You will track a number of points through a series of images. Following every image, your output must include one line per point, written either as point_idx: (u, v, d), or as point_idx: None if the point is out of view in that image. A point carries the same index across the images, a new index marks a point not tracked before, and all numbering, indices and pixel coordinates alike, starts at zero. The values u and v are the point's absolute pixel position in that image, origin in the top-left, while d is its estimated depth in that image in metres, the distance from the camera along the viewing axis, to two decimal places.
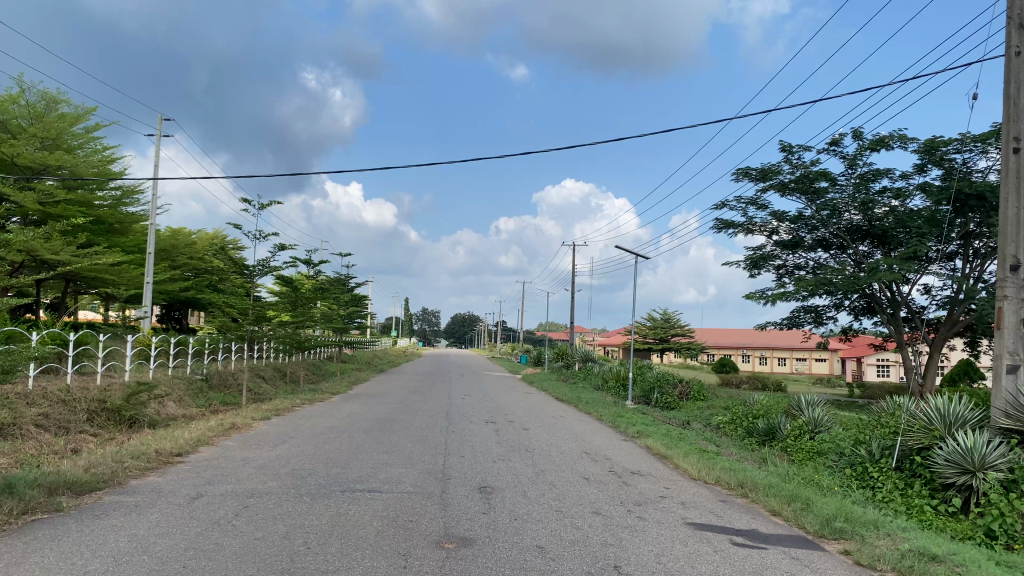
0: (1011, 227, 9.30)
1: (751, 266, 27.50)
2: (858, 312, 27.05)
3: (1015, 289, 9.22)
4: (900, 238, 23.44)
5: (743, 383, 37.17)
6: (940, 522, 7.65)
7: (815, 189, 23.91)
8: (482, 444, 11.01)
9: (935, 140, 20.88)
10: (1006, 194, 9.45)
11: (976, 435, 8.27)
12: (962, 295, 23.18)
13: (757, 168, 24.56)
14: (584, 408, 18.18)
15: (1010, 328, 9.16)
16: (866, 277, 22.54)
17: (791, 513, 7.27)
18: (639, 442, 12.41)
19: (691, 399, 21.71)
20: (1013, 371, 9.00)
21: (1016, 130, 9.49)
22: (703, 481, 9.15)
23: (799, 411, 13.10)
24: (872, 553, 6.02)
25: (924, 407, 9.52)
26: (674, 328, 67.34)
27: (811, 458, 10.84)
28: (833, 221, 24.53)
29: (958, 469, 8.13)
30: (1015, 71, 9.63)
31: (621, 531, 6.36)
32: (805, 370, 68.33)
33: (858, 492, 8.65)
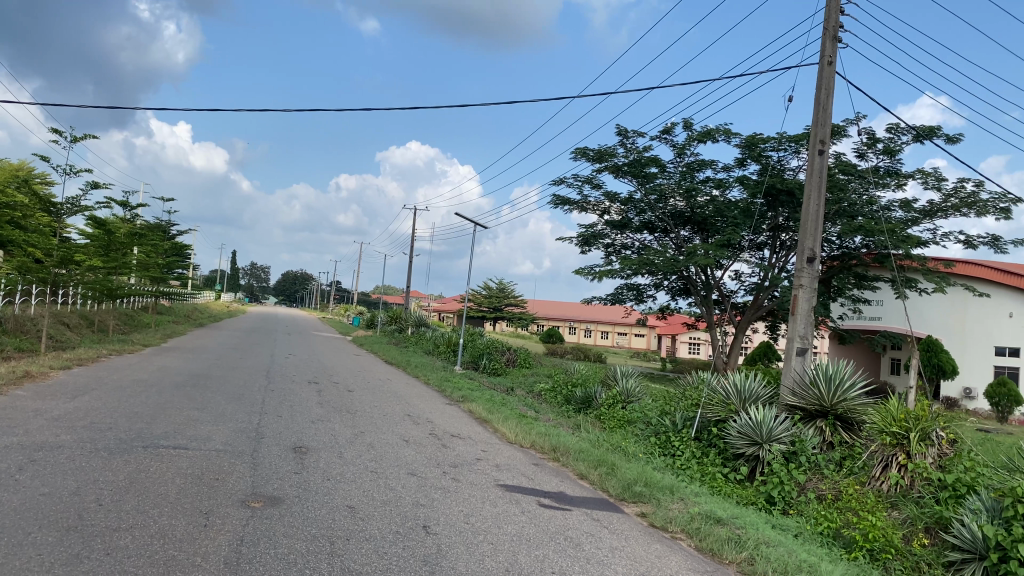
0: (810, 223, 10.19)
1: (583, 243, 28.33)
2: (676, 293, 28.62)
3: (809, 279, 10.11)
4: (718, 226, 25.03)
5: (568, 353, 38.58)
6: (729, 488, 8.32)
7: (645, 173, 24.92)
8: (302, 404, 10.80)
9: (756, 136, 22.30)
10: (808, 192, 10.30)
11: (765, 410, 9.03)
12: (767, 283, 25.09)
13: (594, 149, 25.30)
14: (411, 372, 18.20)
15: (803, 314, 10.04)
16: (685, 260, 23.91)
17: (596, 477, 7.66)
18: (462, 405, 12.64)
19: (517, 366, 22.24)
20: (801, 354, 9.98)
21: (823, 134, 10.31)
22: (519, 445, 9.43)
23: (615, 382, 13.80)
24: (665, 516, 6.46)
25: (724, 383, 10.29)
26: (509, 299, 67.75)
27: (622, 425, 11.41)
28: (659, 205, 25.72)
29: (748, 440, 8.84)
30: (826, 78, 10.45)
31: (434, 492, 6.47)
32: (625, 344, 72.04)
33: (660, 459, 9.22)
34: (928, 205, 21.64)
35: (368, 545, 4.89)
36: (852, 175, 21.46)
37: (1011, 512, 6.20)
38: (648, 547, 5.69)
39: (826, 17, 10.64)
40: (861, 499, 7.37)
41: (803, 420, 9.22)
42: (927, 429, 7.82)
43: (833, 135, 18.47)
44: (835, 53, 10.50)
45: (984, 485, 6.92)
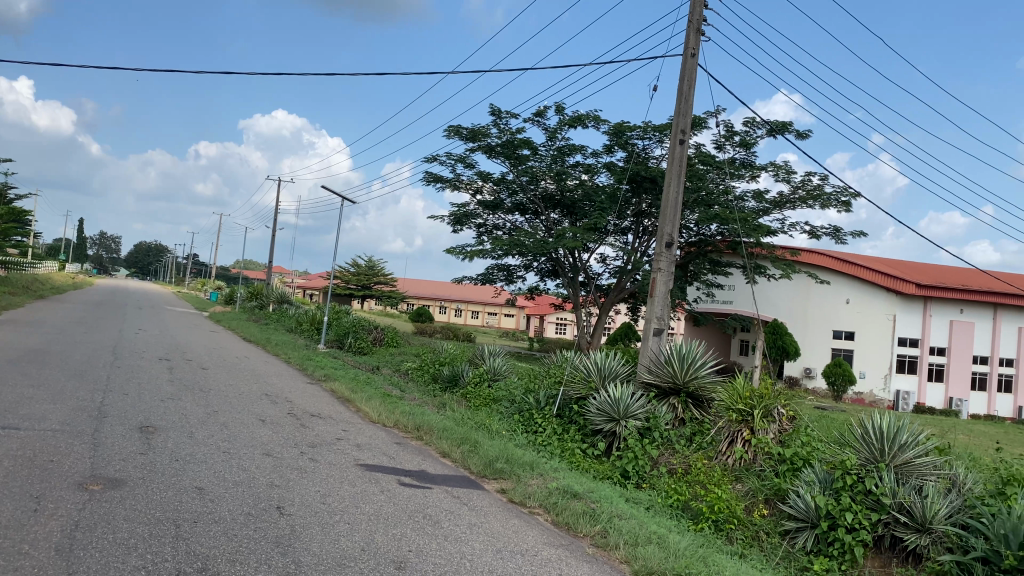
0: (670, 209, 10.57)
1: (454, 222, 28.23)
2: (544, 274, 29.06)
3: (667, 263, 10.50)
4: (585, 209, 25.58)
5: (436, 333, 38.54)
6: (587, 463, 8.56)
7: (517, 155, 25.09)
8: (152, 381, 10.25)
9: (623, 124, 22.88)
10: (669, 179, 10.67)
11: (623, 387, 9.33)
12: (630, 267, 25.91)
13: (467, 128, 25.22)
14: (273, 350, 17.64)
15: (660, 297, 10.42)
16: (554, 242, 24.28)
17: (458, 455, 7.69)
18: (324, 384, 12.40)
19: (383, 345, 21.97)
20: (657, 334, 10.38)
21: (683, 124, 10.70)
22: (381, 424, 9.33)
23: (481, 360, 13.90)
24: (524, 491, 6.56)
25: (585, 361, 10.54)
26: (377, 277, 66.71)
27: (487, 404, 11.51)
28: (530, 187, 25.97)
29: (606, 417, 9.11)
30: (689, 70, 10.83)
31: (290, 472, 6.30)
32: (494, 324, 72.86)
33: (521, 436, 9.36)
34: (779, 197, 22.92)
35: (217, 528, 4.71)
36: (710, 166, 22.38)
37: (839, 483, 6.71)
38: (506, 523, 5.76)
39: (690, 11, 11.00)
40: (709, 472, 7.76)
41: (657, 397, 9.58)
42: (770, 406, 8.35)
43: (695, 127, 19.20)
44: (698, 45, 10.89)
45: (818, 458, 7.45)
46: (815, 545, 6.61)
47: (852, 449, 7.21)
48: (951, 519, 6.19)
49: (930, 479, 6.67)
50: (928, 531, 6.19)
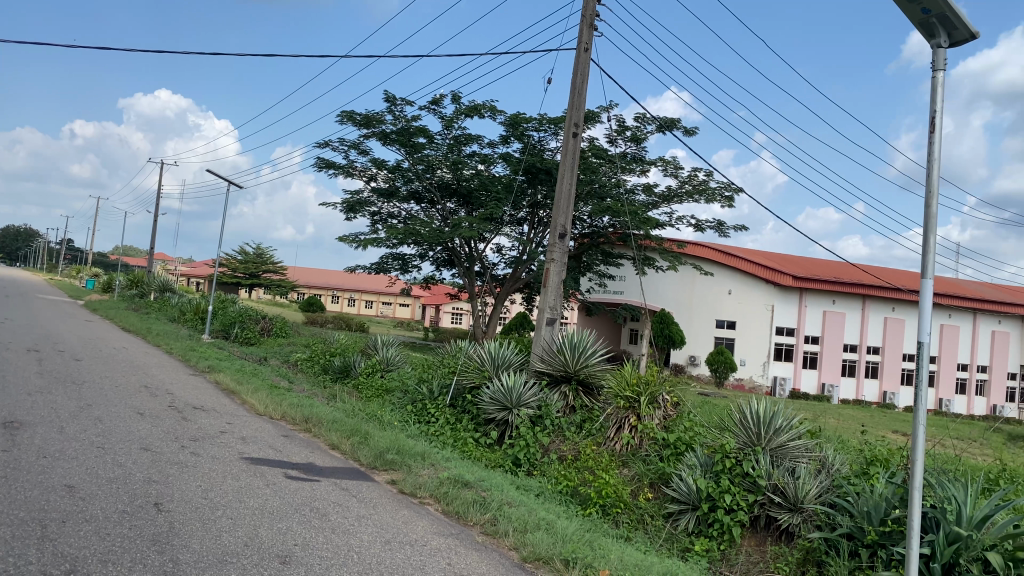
0: (563, 201, 10.71)
1: (348, 210, 27.67)
2: (439, 264, 28.90)
3: (560, 254, 10.64)
4: (481, 199, 25.57)
5: (328, 323, 37.80)
6: (478, 452, 8.59)
7: (413, 143, 24.82)
8: (19, 374, 9.61)
9: (519, 115, 22.98)
10: (563, 171, 10.80)
11: (516, 376, 9.40)
12: (525, 257, 26.11)
13: (361, 114, 24.77)
14: (154, 341, 16.89)
15: (553, 287, 10.54)
16: (449, 232, 24.16)
17: (348, 447, 7.58)
18: (209, 376, 11.97)
19: (272, 335, 21.35)
20: (550, 323, 10.52)
21: (576, 117, 10.85)
22: (268, 416, 9.08)
23: (374, 351, 13.73)
24: (414, 482, 6.53)
25: (478, 350, 10.54)
26: (266, 265, 64.66)
27: (379, 395, 11.37)
28: (426, 176, 25.75)
29: (498, 405, 9.16)
30: (582, 64, 10.99)
31: (169, 467, 6.05)
32: (389, 314, 72.31)
33: (414, 427, 9.29)
34: (667, 191, 23.58)
35: (88, 527, 4.48)
36: (603, 159, 22.76)
37: (720, 466, 6.99)
38: (396, 514, 5.72)
39: (584, 6, 11.15)
40: (596, 458, 7.93)
41: (549, 385, 9.70)
42: (656, 393, 8.61)
43: (588, 120, 19.46)
44: (591, 41, 11.06)
45: (700, 442, 7.72)
46: (696, 526, 6.87)
47: (731, 433, 7.52)
48: (821, 498, 6.54)
49: (802, 461, 7.04)
50: (800, 510, 6.51)
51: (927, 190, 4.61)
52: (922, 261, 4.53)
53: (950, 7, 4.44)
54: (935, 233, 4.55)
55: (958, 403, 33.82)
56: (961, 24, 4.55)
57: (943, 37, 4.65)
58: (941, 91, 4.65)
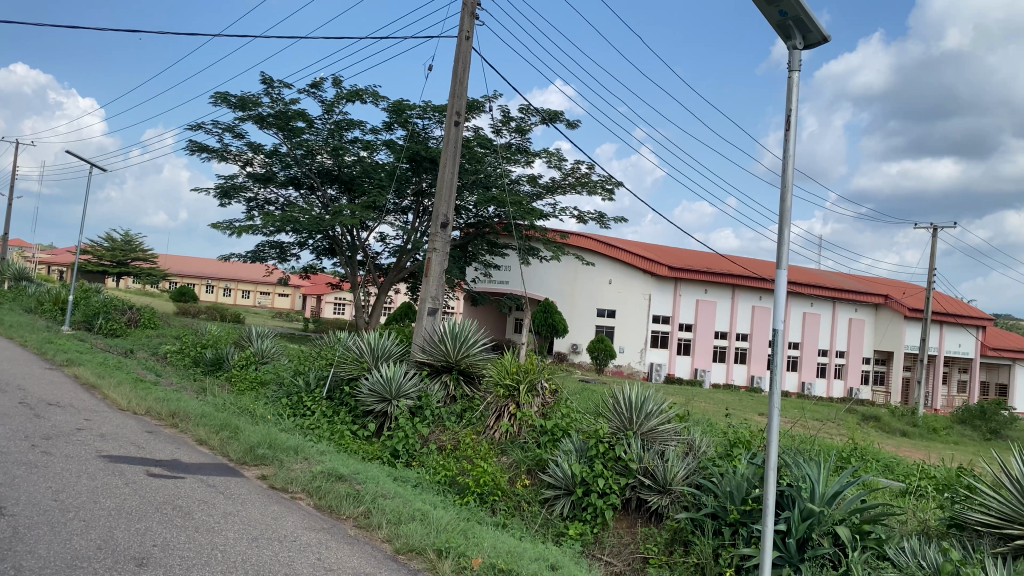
0: (445, 190, 10.66)
1: (222, 195, 26.59)
2: (320, 252, 28.22)
3: (442, 243, 10.59)
4: (364, 186, 25.15)
5: (202, 313, 36.35)
6: (355, 445, 8.46)
7: (291, 127, 24.09)
8: None
9: (403, 102, 22.69)
10: (445, 160, 10.73)
11: (395, 367, 9.30)
12: (410, 247, 25.86)
13: (236, 95, 23.85)
14: (4, 333, 15.73)
15: (435, 277, 10.50)
16: (330, 219, 23.61)
17: (217, 442, 7.31)
18: (66, 370, 11.27)
19: (140, 327, 20.29)
20: (432, 313, 10.45)
21: (458, 106, 10.80)
22: (131, 412, 8.65)
23: (249, 343, 13.31)
24: (285, 477, 6.36)
25: (357, 342, 10.35)
26: (135, 253, 61.47)
27: (253, 387, 11.02)
28: (306, 161, 25.09)
29: (377, 397, 9.04)
30: (463, 53, 10.94)
31: (16, 468, 5.65)
32: (267, 304, 70.78)
33: (289, 420, 9.05)
34: (550, 182, 23.85)
35: None
36: (487, 149, 22.75)
37: (594, 451, 7.14)
38: (265, 510, 5.56)
39: None
40: (475, 447, 7.94)
41: (430, 375, 9.65)
42: (534, 381, 8.71)
43: (472, 109, 19.41)
44: (473, 29, 11.03)
45: (576, 428, 7.86)
46: (571, 511, 7.00)
47: (605, 418, 7.70)
48: (688, 479, 6.79)
49: (671, 444, 7.29)
50: (669, 492, 6.74)
51: (783, 184, 4.85)
52: (778, 253, 4.75)
53: (805, 10, 4.67)
54: (789, 226, 4.78)
55: (819, 386, 35.98)
56: (814, 27, 4.79)
57: (798, 39, 4.89)
58: (796, 90, 4.89)
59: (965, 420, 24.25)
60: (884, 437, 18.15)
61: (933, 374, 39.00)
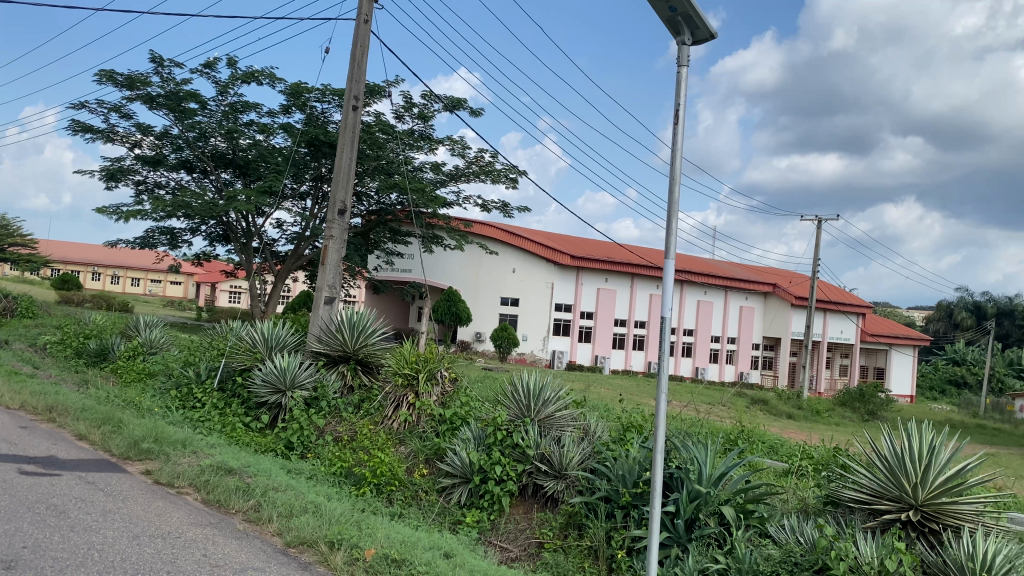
0: (343, 176, 10.47)
1: (108, 178, 25.35)
2: (214, 239, 27.27)
3: (339, 231, 10.41)
4: (260, 171, 24.44)
5: (87, 302, 34.65)
6: (247, 437, 8.24)
7: (183, 108, 23.16)
8: None
9: (301, 85, 22.13)
10: (342, 145, 10.53)
11: (290, 356, 9.10)
12: (308, 233, 25.30)
13: (122, 74, 22.73)
14: None
15: (332, 265, 10.32)
16: (224, 205, 22.84)
17: (98, 437, 6.99)
18: None
19: (17, 316, 19.17)
20: (328, 302, 10.27)
21: (356, 90, 10.60)
22: (3, 407, 8.17)
23: (136, 333, 12.77)
24: (172, 471, 6.14)
25: (251, 331, 10.09)
26: (13, 237, 58.05)
27: (139, 379, 10.59)
28: (199, 144, 24.18)
29: (271, 388, 8.83)
30: (361, 36, 10.75)
31: None
32: (158, 292, 68.42)
33: (177, 413, 8.74)
34: (453, 170, 23.75)
35: None
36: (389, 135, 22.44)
37: (492, 439, 7.17)
38: (147, 506, 5.36)
39: None
40: (372, 437, 7.84)
41: (326, 366, 9.48)
42: (434, 370, 8.67)
43: (372, 94, 19.10)
44: (372, 13, 10.84)
45: (475, 416, 7.88)
46: (468, 498, 7.03)
47: (503, 406, 7.75)
48: (583, 463, 6.92)
49: (567, 430, 7.41)
50: (564, 477, 6.85)
51: (671, 176, 4.97)
52: (666, 242, 4.87)
53: (693, 7, 4.78)
54: (677, 218, 4.91)
55: (712, 371, 37.29)
56: (701, 24, 4.93)
57: (687, 35, 5.02)
58: (684, 85, 5.02)
59: (845, 402, 25.61)
60: (769, 420, 19.01)
61: (817, 358, 41.02)
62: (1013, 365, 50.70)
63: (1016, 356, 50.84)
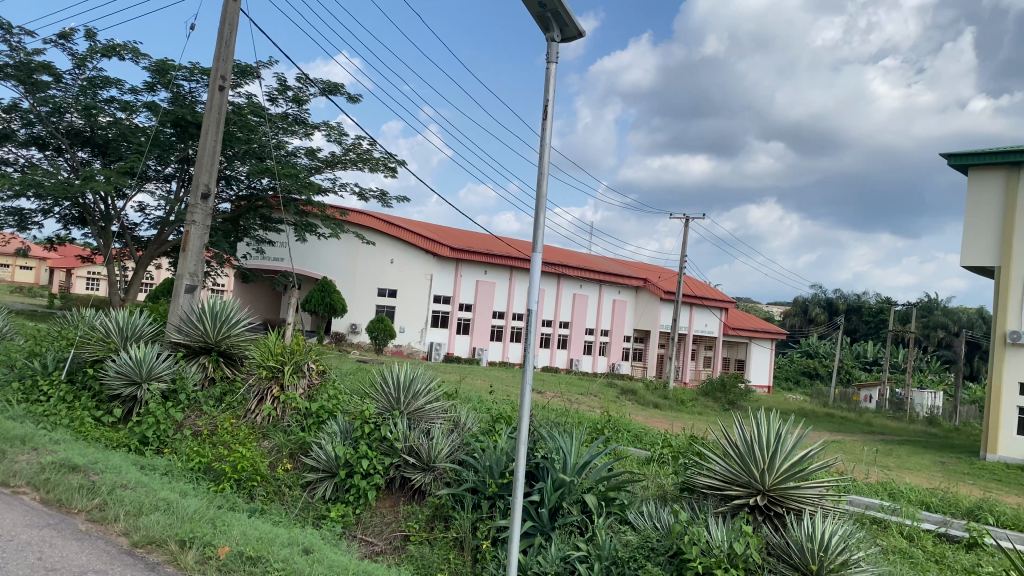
0: (207, 159, 10.03)
1: None
2: (68, 221, 25.58)
3: (202, 216, 9.99)
4: (121, 151, 23.13)
5: None
6: (97, 433, 7.77)
7: (35, 81, 21.62)
8: None
9: (167, 62, 21.07)
10: (207, 127, 10.10)
11: (146, 347, 8.67)
12: (173, 218, 24.11)
13: None
14: None
15: (194, 253, 9.91)
16: (79, 184, 21.45)
17: None
18: None
19: None
20: (189, 291, 9.85)
21: (223, 70, 10.17)
22: None
23: None
24: (7, 470, 5.73)
25: (104, 321, 9.54)
26: None
27: None
28: (52, 120, 22.63)
29: (125, 380, 8.37)
30: (230, 13, 10.32)
31: None
32: (5, 277, 63.68)
33: (17, 408, 8.15)
34: (329, 156, 23.22)
35: None
36: (261, 118, 21.70)
37: (359, 432, 7.03)
38: None
39: None
40: (234, 432, 7.56)
41: (186, 357, 9.07)
42: (300, 362, 8.46)
43: (242, 74, 18.39)
44: None
45: (342, 410, 7.74)
46: (334, 492, 6.89)
47: (371, 399, 7.65)
48: (451, 455, 6.93)
49: (436, 422, 7.41)
50: (432, 469, 6.82)
51: (540, 170, 5.02)
52: (533, 235, 4.92)
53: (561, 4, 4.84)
54: (544, 213, 4.96)
55: (586, 363, 38.18)
56: (570, 21, 4.98)
57: (556, 31, 5.06)
58: (553, 81, 5.08)
59: (708, 392, 26.82)
60: (635, 409, 19.64)
61: (683, 350, 42.72)
62: (860, 358, 54.51)
63: (861, 349, 54.70)
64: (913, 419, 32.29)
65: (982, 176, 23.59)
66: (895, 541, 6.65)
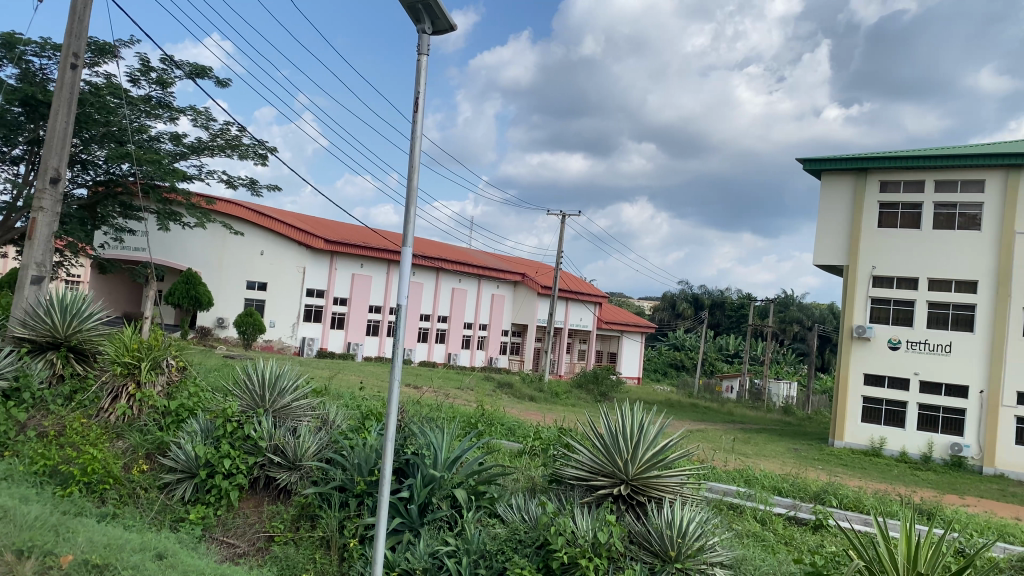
0: (57, 141, 9.38)
1: None
2: None
3: (50, 202, 9.35)
4: None
5: None
6: None
7: None
8: None
9: (14, 36, 19.59)
10: (57, 106, 9.44)
11: None
12: (21, 203, 22.43)
13: None
14: None
15: (41, 241, 9.28)
16: None
17: None
18: None
19: None
20: (35, 283, 9.23)
21: (76, 46, 9.53)
22: None
23: None
24: None
25: None
26: None
27: None
28: None
29: None
30: None
31: None
32: None
33: None
34: (195, 142, 22.22)
35: None
36: (122, 100, 20.52)
37: (221, 431, 6.75)
38: None
39: None
40: (84, 432, 7.12)
41: (30, 353, 8.47)
42: (158, 358, 8.05)
43: (100, 53, 17.33)
44: None
45: (204, 408, 7.44)
46: (193, 494, 6.61)
47: (234, 395, 7.40)
48: (318, 454, 6.79)
49: (304, 420, 7.25)
50: (298, 468, 6.67)
51: (411, 161, 4.98)
52: (403, 228, 4.87)
53: None
54: (415, 208, 4.92)
55: (463, 356, 38.27)
56: (442, 14, 4.97)
57: (427, 24, 5.03)
58: (424, 73, 5.04)
59: (581, 384, 27.46)
60: (510, 402, 19.90)
61: (558, 344, 43.50)
62: (722, 350, 57.20)
63: (724, 342, 57.42)
64: (771, 409, 34.21)
65: (833, 181, 25.18)
66: (748, 525, 7.01)
